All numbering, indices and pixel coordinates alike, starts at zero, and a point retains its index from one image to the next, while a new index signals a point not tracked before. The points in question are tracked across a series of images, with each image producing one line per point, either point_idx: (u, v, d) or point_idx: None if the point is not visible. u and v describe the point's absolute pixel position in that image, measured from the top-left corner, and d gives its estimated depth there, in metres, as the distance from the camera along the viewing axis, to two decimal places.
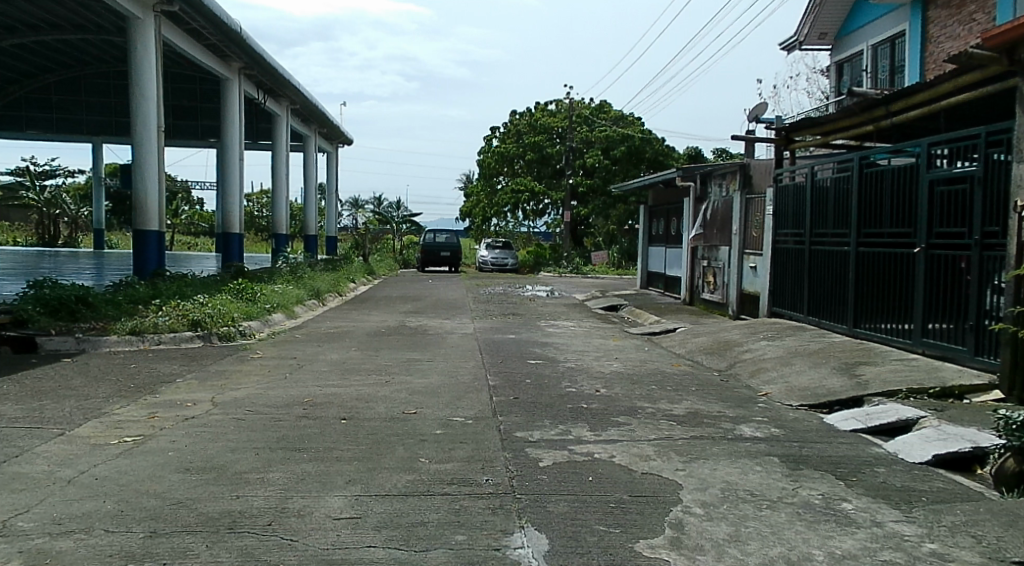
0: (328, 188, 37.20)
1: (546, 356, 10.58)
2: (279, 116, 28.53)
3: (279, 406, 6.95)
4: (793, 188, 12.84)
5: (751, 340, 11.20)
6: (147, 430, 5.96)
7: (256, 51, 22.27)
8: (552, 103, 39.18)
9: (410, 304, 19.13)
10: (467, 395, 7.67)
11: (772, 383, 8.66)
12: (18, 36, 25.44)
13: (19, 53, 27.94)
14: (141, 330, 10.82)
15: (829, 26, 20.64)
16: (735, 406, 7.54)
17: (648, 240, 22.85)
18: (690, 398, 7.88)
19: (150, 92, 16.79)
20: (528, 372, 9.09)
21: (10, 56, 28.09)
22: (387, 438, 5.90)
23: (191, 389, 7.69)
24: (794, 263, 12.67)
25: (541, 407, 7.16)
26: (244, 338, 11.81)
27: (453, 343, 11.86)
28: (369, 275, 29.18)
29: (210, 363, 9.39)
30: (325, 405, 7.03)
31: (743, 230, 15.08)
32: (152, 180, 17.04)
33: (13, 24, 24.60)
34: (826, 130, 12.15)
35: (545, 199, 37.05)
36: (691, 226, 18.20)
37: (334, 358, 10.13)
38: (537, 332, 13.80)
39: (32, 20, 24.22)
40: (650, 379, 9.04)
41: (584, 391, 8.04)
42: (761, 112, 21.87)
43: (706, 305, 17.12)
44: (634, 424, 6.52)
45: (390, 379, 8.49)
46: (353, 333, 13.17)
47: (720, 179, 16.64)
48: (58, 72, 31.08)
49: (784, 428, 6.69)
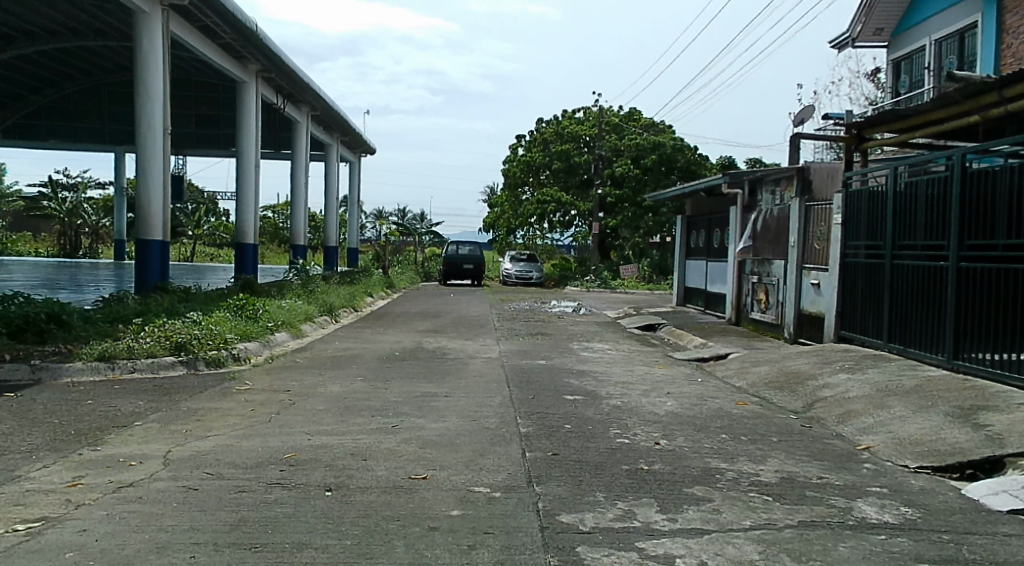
0: (350, 198, 35.81)
1: (584, 390, 8.94)
2: (298, 122, 27.13)
3: (248, 466, 5.36)
4: (867, 193, 11.15)
5: (824, 373, 9.46)
6: (57, 510, 4.44)
7: (274, 52, 20.83)
8: (580, 111, 37.73)
9: (430, 322, 17.53)
10: (492, 449, 6.04)
11: (873, 434, 6.91)
12: (36, 43, 24.31)
13: (37, 60, 26.84)
14: (112, 356, 9.29)
15: (886, 20, 18.92)
16: (837, 469, 5.85)
17: (686, 253, 21.18)
18: (776, 455, 6.19)
19: (155, 93, 15.36)
20: (566, 414, 7.45)
21: (25, 62, 26.99)
22: (384, 525, 4.30)
23: (146, 437, 6.14)
24: (870, 280, 10.92)
25: (588, 470, 5.50)
26: (237, 364, 10.33)
27: (478, 371, 10.24)
28: (388, 288, 27.65)
29: (187, 399, 7.85)
30: (311, 466, 5.45)
31: (802, 241, 13.32)
32: (156, 187, 15.55)
33: (29, 30, 23.46)
34: (913, 124, 10.54)
35: (572, 210, 35.36)
36: (738, 238, 16.43)
37: (337, 391, 8.55)
38: (570, 357, 12.13)
39: (50, 26, 23.10)
40: (714, 423, 7.36)
41: (639, 443, 6.38)
42: (808, 113, 20.19)
43: (755, 326, 15.36)
44: (717, 501, 4.87)
45: (398, 424, 6.87)
46: (363, 356, 11.62)
47: (774, 185, 14.95)
48: (80, 80, 30.11)
49: (917, 506, 5.00)
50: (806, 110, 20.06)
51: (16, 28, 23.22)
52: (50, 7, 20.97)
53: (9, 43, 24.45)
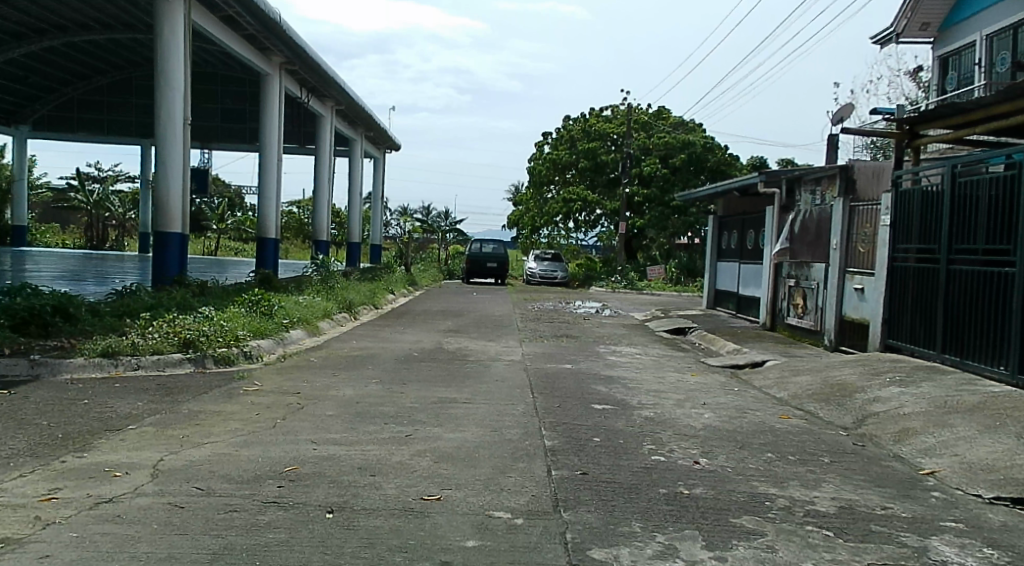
0: (374, 194, 35.36)
1: (614, 398, 8.34)
2: (323, 117, 26.71)
3: (245, 481, 4.81)
4: (919, 193, 10.46)
5: (873, 386, 8.76)
6: (20, 531, 3.91)
7: (299, 44, 20.38)
8: (608, 109, 37.05)
9: (452, 321, 17.00)
10: (515, 465, 5.46)
11: (936, 458, 6.27)
12: (64, 35, 24.13)
13: (67, 52, 26.67)
14: (115, 352, 8.81)
15: (932, 15, 18.12)
16: (904, 499, 5.23)
17: (717, 255, 20.49)
18: (832, 479, 5.57)
19: (177, 82, 14.94)
20: (595, 426, 6.87)
21: (56, 54, 26.84)
22: (390, 557, 3.75)
23: (138, 443, 5.62)
24: (922, 286, 10.23)
25: (622, 493, 4.92)
26: (248, 362, 9.86)
27: (501, 375, 9.69)
28: (410, 286, 27.19)
29: (189, 400, 7.34)
30: (313, 482, 4.90)
31: (845, 245, 12.62)
32: (176, 178, 15.11)
33: (59, 23, 23.26)
34: (973, 119, 9.83)
35: (598, 209, 34.62)
36: (775, 240, 15.71)
37: (350, 395, 8.01)
38: (598, 361, 11.53)
39: (81, 19, 22.86)
40: (758, 440, 6.73)
41: (677, 462, 5.78)
42: (847, 112, 19.44)
43: (792, 332, 14.67)
44: (772, 537, 4.28)
45: (413, 434, 6.30)
46: (381, 356, 11.10)
47: (814, 185, 14.22)
48: (111, 72, 29.97)
49: (1002, 547, 4.38)
50: (845, 108, 19.27)
51: (46, 21, 23.00)
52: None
53: (40, 36, 24.29)
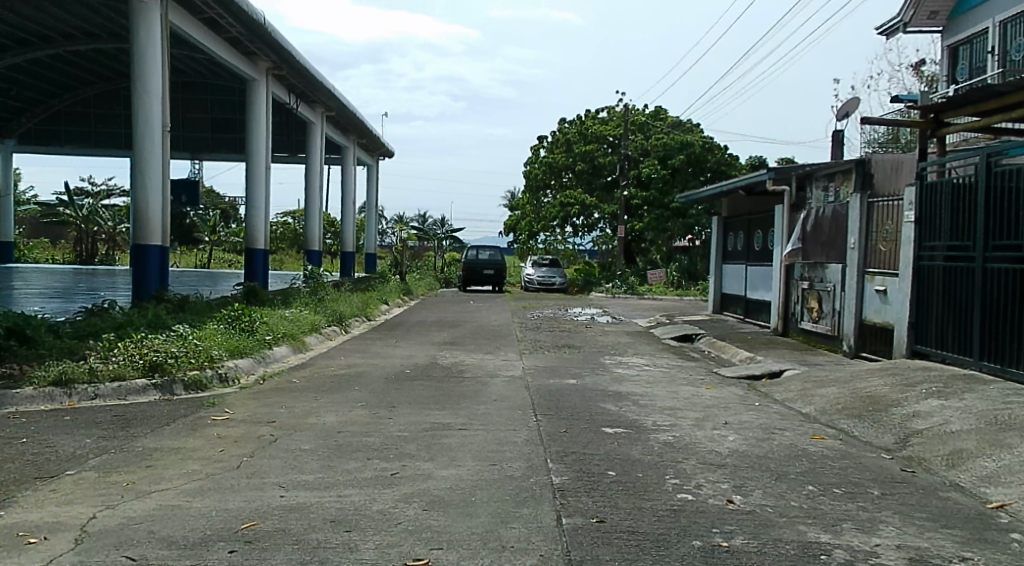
0: (368, 202, 34.49)
1: (626, 420, 7.50)
2: (313, 124, 25.82)
3: (188, 546, 3.99)
4: (950, 186, 9.63)
5: (910, 399, 7.91)
6: None
7: (285, 49, 19.53)
8: (604, 111, 36.22)
9: (447, 332, 16.15)
10: (518, 512, 4.62)
11: (1003, 488, 5.42)
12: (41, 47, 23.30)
13: (52, 63, 25.81)
14: (69, 380, 7.96)
15: (940, 4, 17.34)
16: (982, 545, 4.38)
17: (722, 257, 19.67)
18: (891, 520, 4.72)
19: (154, 88, 14.00)
20: (606, 456, 6.02)
21: (40, 66, 25.95)
22: None
23: (71, 499, 4.79)
24: (954, 286, 9.40)
25: (646, 550, 4.06)
26: (222, 386, 9.02)
27: (499, 394, 8.83)
28: (405, 296, 26.30)
29: (146, 435, 6.48)
30: (272, 544, 4.04)
31: (862, 243, 11.81)
32: (155, 188, 14.15)
33: (35, 35, 22.46)
34: (1007, 104, 9.02)
35: (596, 212, 33.77)
36: (786, 240, 14.89)
37: (330, 424, 7.13)
38: (603, 374, 10.69)
39: (58, 29, 22.00)
40: (793, 468, 5.88)
41: (707, 502, 4.93)
42: (853, 106, 18.65)
43: (806, 337, 13.85)
44: None
45: (398, 473, 5.44)
46: (369, 375, 10.21)
47: (827, 181, 13.40)
48: (99, 84, 29.12)
49: None
50: (850, 102, 18.50)
51: (28, 31, 22.09)
52: (61, 7, 19.80)
53: (24, 47, 23.38)
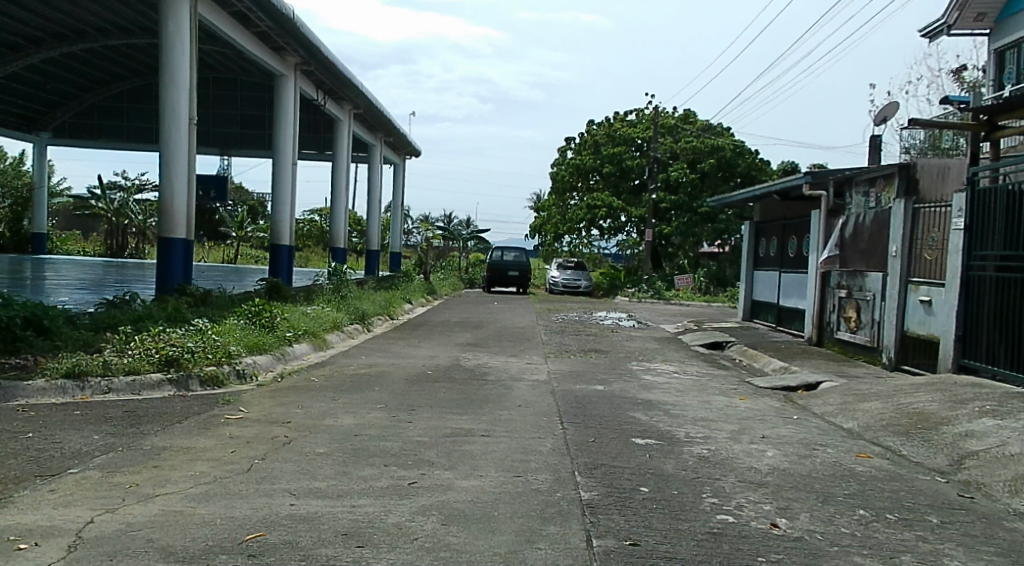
0: (394, 200, 34.28)
1: (659, 431, 7.11)
2: (341, 121, 25.59)
3: (189, 560, 3.68)
4: (1005, 192, 9.13)
5: (961, 417, 7.44)
6: None
7: (314, 43, 19.30)
8: (632, 114, 35.78)
9: (470, 334, 15.83)
10: (544, 531, 4.26)
11: None
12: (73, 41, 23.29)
13: (85, 57, 25.83)
14: (82, 372, 7.71)
15: (986, 6, 16.72)
16: None
17: (754, 263, 19.16)
18: (955, 554, 4.30)
19: (182, 80, 13.78)
20: (640, 471, 5.63)
21: (73, 60, 25.98)
22: None
23: (71, 502, 4.49)
24: (1007, 297, 8.91)
25: None
26: (240, 383, 8.76)
27: (524, 399, 8.47)
28: (429, 295, 26.03)
29: (156, 434, 6.19)
30: (278, 559, 3.72)
31: (905, 251, 11.31)
32: (180, 181, 13.93)
33: (67, 29, 22.44)
34: None
35: (623, 215, 33.23)
36: (822, 247, 14.38)
37: (348, 426, 6.81)
38: (632, 382, 10.29)
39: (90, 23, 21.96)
40: (840, 490, 5.47)
41: (750, 525, 4.55)
42: (892, 112, 18.08)
43: (843, 347, 13.36)
44: None
45: (417, 482, 5.10)
46: (390, 376, 9.89)
47: (867, 186, 12.91)
48: (131, 79, 29.15)
49: None
50: (889, 107, 17.94)
51: (62, 25, 22.07)
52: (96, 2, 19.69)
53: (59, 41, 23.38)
